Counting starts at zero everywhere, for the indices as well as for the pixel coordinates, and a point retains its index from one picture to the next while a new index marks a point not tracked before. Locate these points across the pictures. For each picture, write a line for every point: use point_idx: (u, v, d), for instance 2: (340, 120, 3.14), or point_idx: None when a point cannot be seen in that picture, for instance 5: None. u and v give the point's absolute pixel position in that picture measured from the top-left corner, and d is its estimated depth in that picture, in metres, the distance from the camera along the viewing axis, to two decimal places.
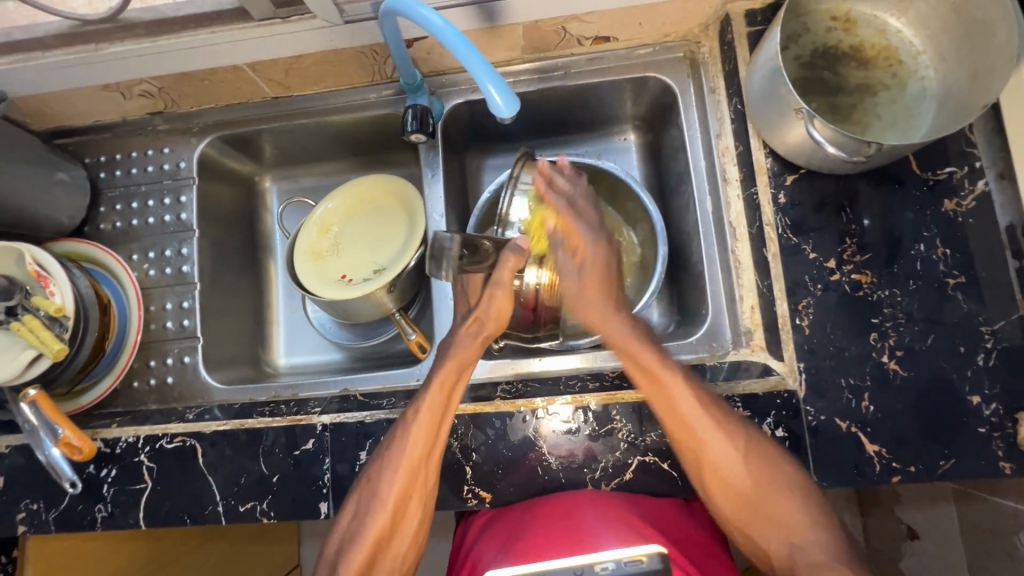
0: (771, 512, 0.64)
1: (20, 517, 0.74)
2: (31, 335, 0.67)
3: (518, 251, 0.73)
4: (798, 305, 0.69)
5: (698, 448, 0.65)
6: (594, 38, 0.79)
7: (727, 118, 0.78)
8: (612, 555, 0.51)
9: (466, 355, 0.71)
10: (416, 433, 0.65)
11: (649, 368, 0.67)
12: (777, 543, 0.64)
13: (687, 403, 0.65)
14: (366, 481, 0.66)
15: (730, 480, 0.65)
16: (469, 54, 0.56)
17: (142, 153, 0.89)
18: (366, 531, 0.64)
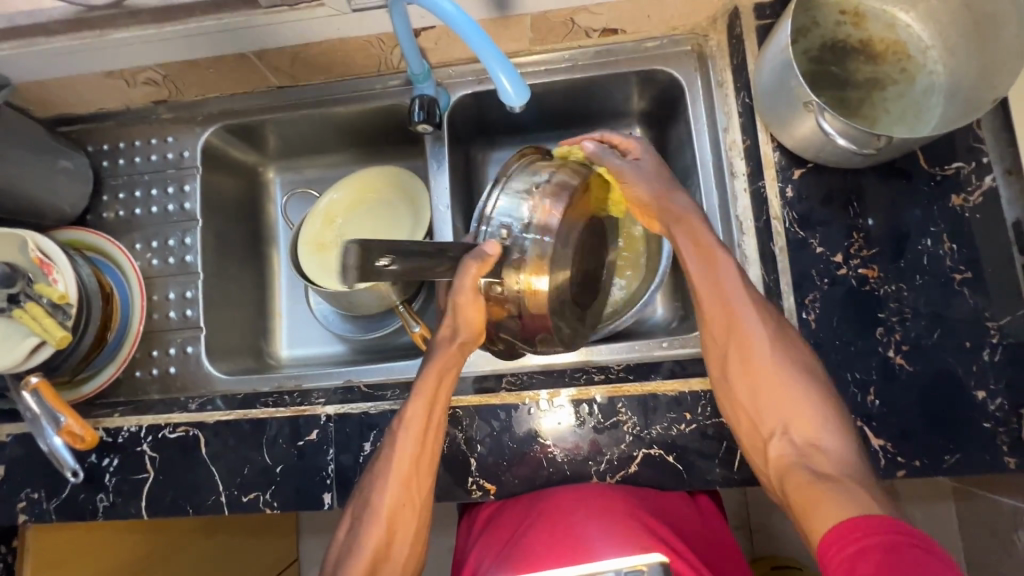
0: (778, 392, 0.60)
1: (21, 506, 0.73)
2: (34, 322, 0.67)
3: (482, 258, 0.62)
4: (805, 299, 0.69)
5: (732, 320, 0.64)
6: (602, 30, 0.79)
7: (734, 112, 0.78)
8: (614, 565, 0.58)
9: (448, 358, 0.68)
10: (413, 426, 0.65)
11: (699, 240, 0.67)
12: (780, 437, 0.59)
13: (737, 288, 0.65)
14: (358, 495, 0.65)
15: (755, 369, 0.62)
16: (481, 42, 0.56)
17: (146, 142, 0.88)
18: (363, 543, 0.62)
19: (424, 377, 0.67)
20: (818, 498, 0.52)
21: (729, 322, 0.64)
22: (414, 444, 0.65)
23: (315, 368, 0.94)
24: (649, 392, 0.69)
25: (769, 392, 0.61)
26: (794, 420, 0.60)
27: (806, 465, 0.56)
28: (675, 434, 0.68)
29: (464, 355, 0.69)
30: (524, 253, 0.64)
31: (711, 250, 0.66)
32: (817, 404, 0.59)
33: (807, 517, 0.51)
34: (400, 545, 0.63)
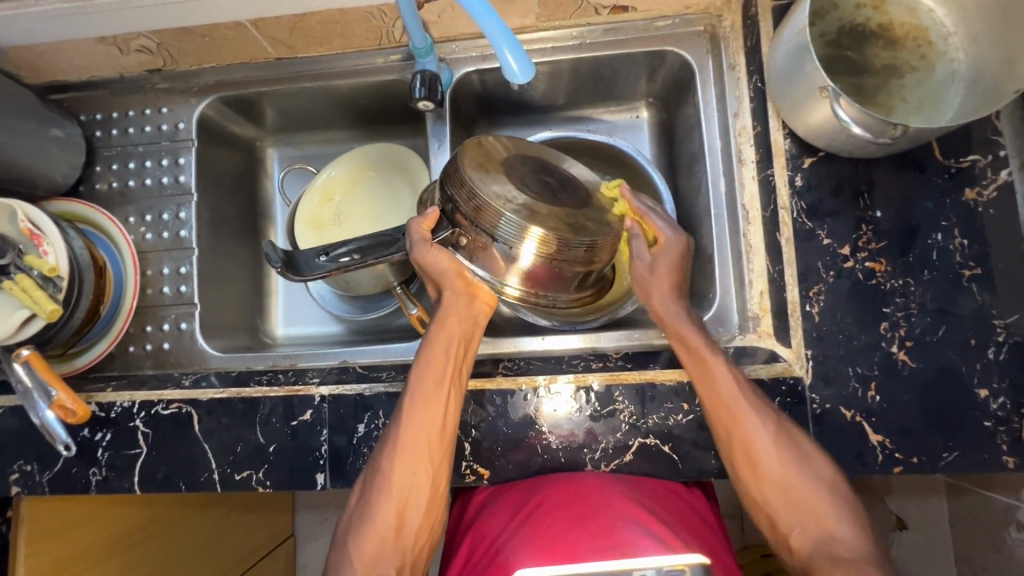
0: (798, 493, 0.60)
1: (13, 477, 0.73)
2: (24, 294, 0.66)
3: (423, 217, 0.65)
4: (809, 291, 0.68)
5: (733, 427, 0.62)
6: (612, 7, 0.76)
7: (745, 96, 0.75)
8: (654, 564, 0.57)
9: (448, 319, 0.66)
10: (423, 388, 0.64)
11: (692, 345, 0.66)
12: (800, 531, 0.59)
13: (734, 391, 0.63)
14: (371, 462, 0.65)
15: (765, 467, 0.61)
16: (485, 15, 0.53)
17: (139, 112, 0.86)
18: (373, 517, 0.61)
19: (432, 335, 0.66)
20: None
21: (731, 425, 0.62)
22: (427, 405, 0.64)
23: (311, 347, 0.93)
24: (648, 381, 0.69)
25: (784, 487, 0.60)
26: (807, 507, 0.59)
27: (824, 554, 0.57)
28: (672, 424, 0.68)
29: (467, 311, 0.67)
30: (458, 204, 0.62)
31: (704, 354, 0.65)
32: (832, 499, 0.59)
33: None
34: (415, 511, 0.62)
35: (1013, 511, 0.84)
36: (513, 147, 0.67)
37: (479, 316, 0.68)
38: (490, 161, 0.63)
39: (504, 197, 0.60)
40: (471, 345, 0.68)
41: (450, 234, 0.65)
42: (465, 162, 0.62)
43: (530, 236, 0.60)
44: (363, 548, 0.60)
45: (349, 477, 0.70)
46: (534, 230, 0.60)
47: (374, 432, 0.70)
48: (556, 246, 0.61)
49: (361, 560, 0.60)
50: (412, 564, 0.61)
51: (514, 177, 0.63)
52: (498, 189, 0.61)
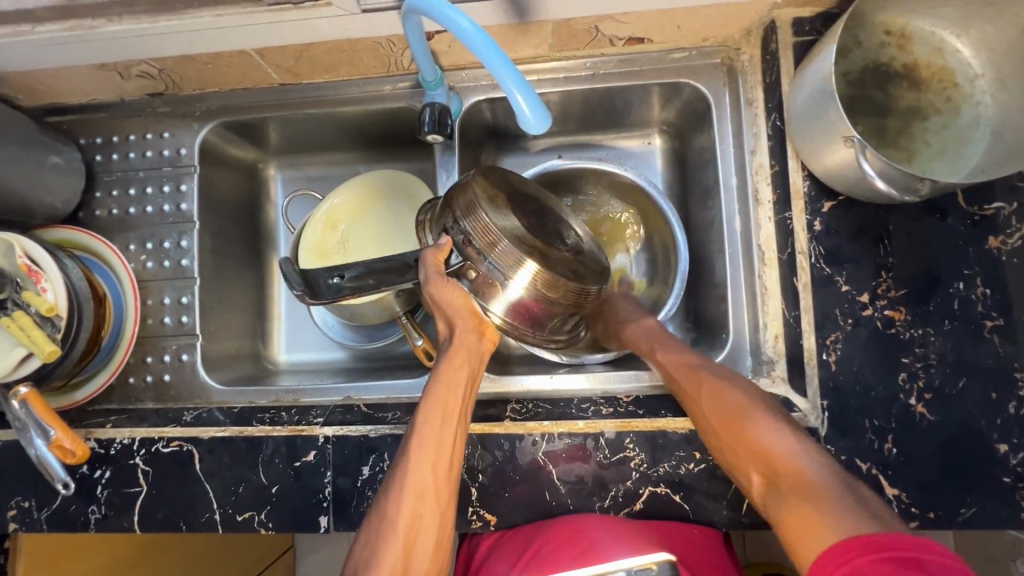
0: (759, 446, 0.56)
1: (11, 514, 0.72)
2: (21, 333, 0.64)
3: (438, 246, 0.59)
4: (826, 339, 0.66)
5: (693, 402, 0.64)
6: (627, 39, 0.74)
7: (763, 133, 0.73)
8: (625, 565, 0.64)
9: (456, 357, 0.63)
10: (427, 428, 0.61)
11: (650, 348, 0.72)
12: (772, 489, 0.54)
13: (682, 368, 0.67)
14: (374, 508, 0.61)
15: (720, 425, 0.60)
16: (500, 63, 0.51)
17: (141, 137, 0.84)
18: (380, 566, 0.56)
19: (440, 373, 0.62)
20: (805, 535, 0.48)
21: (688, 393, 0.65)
22: (434, 446, 0.60)
23: (314, 375, 0.91)
24: (659, 429, 0.67)
25: (741, 437, 0.58)
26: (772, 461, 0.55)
27: (784, 505, 0.52)
28: (683, 473, 0.66)
29: (472, 346, 0.64)
30: (470, 238, 0.59)
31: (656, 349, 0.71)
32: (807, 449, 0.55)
33: (801, 542, 0.48)
34: (421, 556, 0.58)
35: None
36: (520, 182, 0.66)
37: (483, 347, 0.65)
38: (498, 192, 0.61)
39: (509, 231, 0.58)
40: (474, 380, 0.65)
41: (461, 267, 0.61)
42: (481, 197, 0.59)
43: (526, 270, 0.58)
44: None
45: (353, 520, 0.68)
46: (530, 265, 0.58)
47: (379, 476, 0.69)
48: (552, 283, 0.59)
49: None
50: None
51: (524, 219, 0.62)
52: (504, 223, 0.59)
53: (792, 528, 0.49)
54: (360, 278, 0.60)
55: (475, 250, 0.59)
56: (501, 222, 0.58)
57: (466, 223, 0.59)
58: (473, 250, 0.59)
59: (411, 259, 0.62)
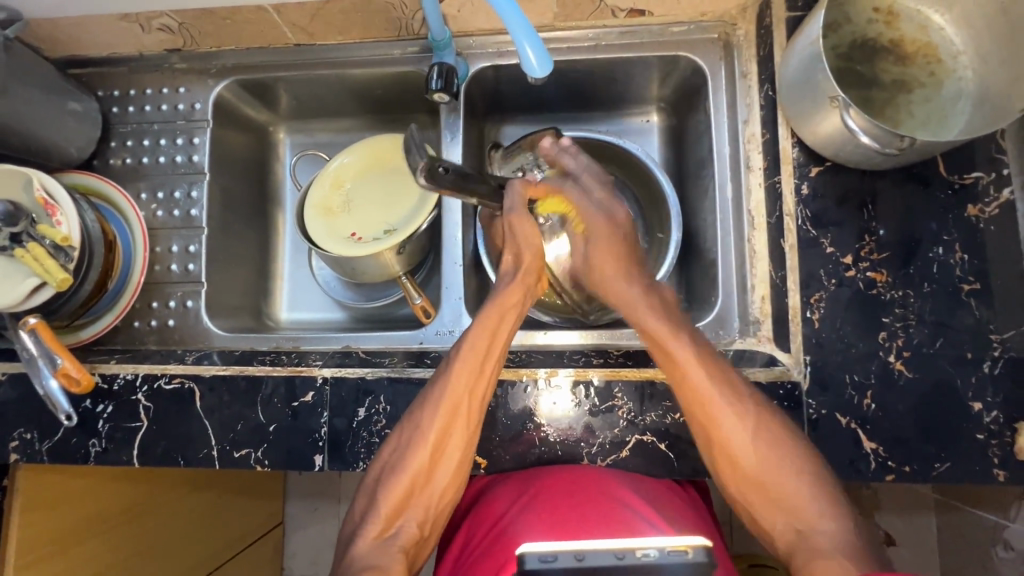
0: (782, 489, 0.60)
1: (12, 445, 0.73)
2: (35, 263, 0.67)
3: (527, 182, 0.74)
4: (810, 298, 0.69)
5: (710, 426, 0.63)
6: (629, 11, 0.77)
7: (756, 104, 0.76)
8: (656, 542, 0.45)
9: (512, 293, 0.71)
10: (471, 356, 0.66)
11: (652, 334, 0.68)
12: (784, 527, 0.60)
13: (702, 380, 0.63)
14: (407, 418, 0.67)
15: (739, 458, 0.62)
16: (508, 9, 0.54)
17: (157, 91, 0.87)
18: (407, 467, 0.64)
19: (495, 301, 0.70)
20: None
21: (702, 412, 0.63)
22: (473, 372, 0.66)
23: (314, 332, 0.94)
24: (647, 379, 0.69)
25: (759, 480, 0.61)
26: (793, 509, 0.60)
27: (804, 543, 0.58)
28: (669, 422, 0.69)
29: (527, 287, 0.72)
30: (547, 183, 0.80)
31: (664, 339, 0.66)
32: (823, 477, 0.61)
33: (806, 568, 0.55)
34: (444, 470, 0.65)
35: (1001, 529, 0.85)
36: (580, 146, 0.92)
37: (534, 292, 0.74)
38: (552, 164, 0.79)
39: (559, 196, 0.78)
40: (519, 320, 0.72)
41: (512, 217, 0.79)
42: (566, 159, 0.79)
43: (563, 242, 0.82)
44: (390, 497, 0.63)
45: (348, 460, 0.70)
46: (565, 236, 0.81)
47: (374, 417, 0.71)
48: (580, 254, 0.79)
49: (386, 511, 0.63)
50: (433, 518, 0.65)
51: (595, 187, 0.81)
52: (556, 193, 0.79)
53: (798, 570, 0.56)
54: (462, 176, 0.63)
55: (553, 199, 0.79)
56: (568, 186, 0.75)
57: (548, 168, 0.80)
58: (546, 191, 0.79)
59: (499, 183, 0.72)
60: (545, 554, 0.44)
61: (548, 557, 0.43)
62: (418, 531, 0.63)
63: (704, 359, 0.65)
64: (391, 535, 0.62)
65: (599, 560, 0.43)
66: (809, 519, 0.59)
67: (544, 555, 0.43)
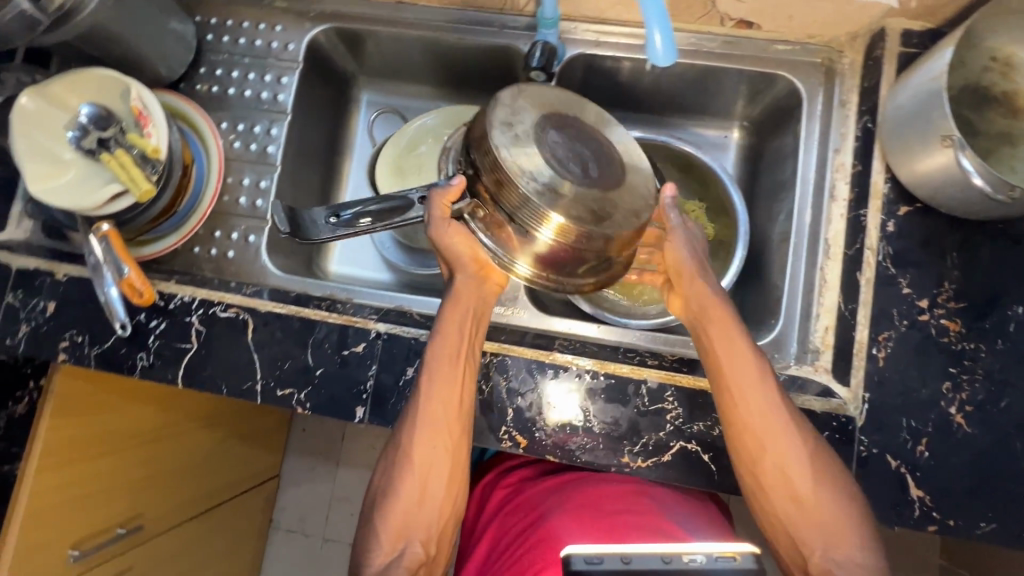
0: (827, 518, 0.60)
1: (63, 345, 0.74)
2: (122, 171, 0.68)
3: (448, 188, 0.60)
4: (878, 335, 0.68)
5: (766, 439, 0.62)
6: (737, 21, 0.77)
7: (851, 134, 0.75)
8: (704, 548, 0.50)
9: (461, 297, 0.68)
10: (437, 364, 0.66)
11: (730, 346, 0.64)
12: (818, 556, 0.60)
13: (769, 400, 0.62)
14: (391, 434, 0.68)
15: (789, 479, 0.61)
16: None
17: (253, 25, 0.87)
18: (400, 489, 0.65)
19: (446, 315, 0.67)
20: None
21: (763, 430, 0.62)
22: (443, 396, 0.66)
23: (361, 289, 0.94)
24: (701, 388, 0.69)
25: (802, 503, 0.61)
26: (833, 534, 0.59)
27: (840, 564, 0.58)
28: (716, 434, 0.68)
29: (478, 291, 0.70)
30: (482, 175, 0.58)
31: (743, 357, 0.64)
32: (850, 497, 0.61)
33: None
34: (435, 488, 0.66)
35: None
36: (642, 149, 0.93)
37: (489, 297, 0.71)
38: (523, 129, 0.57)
39: (523, 166, 0.56)
40: (478, 324, 0.70)
41: (466, 204, 0.62)
42: (496, 127, 0.57)
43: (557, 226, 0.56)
44: (388, 524, 0.65)
45: (389, 416, 0.70)
46: (557, 217, 0.56)
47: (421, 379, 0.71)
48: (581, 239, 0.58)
49: (387, 534, 0.64)
50: (436, 537, 0.66)
51: (548, 146, 0.58)
52: (525, 163, 0.56)
53: None
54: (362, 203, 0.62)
55: (489, 193, 0.59)
56: (507, 149, 0.56)
57: (481, 155, 0.57)
58: (484, 189, 0.59)
59: (419, 193, 0.63)
60: (592, 556, 0.48)
61: (594, 559, 0.48)
62: (423, 550, 0.65)
63: (771, 379, 0.63)
64: (398, 555, 0.64)
65: (644, 564, 0.48)
66: (845, 547, 0.59)
67: (590, 557, 0.48)
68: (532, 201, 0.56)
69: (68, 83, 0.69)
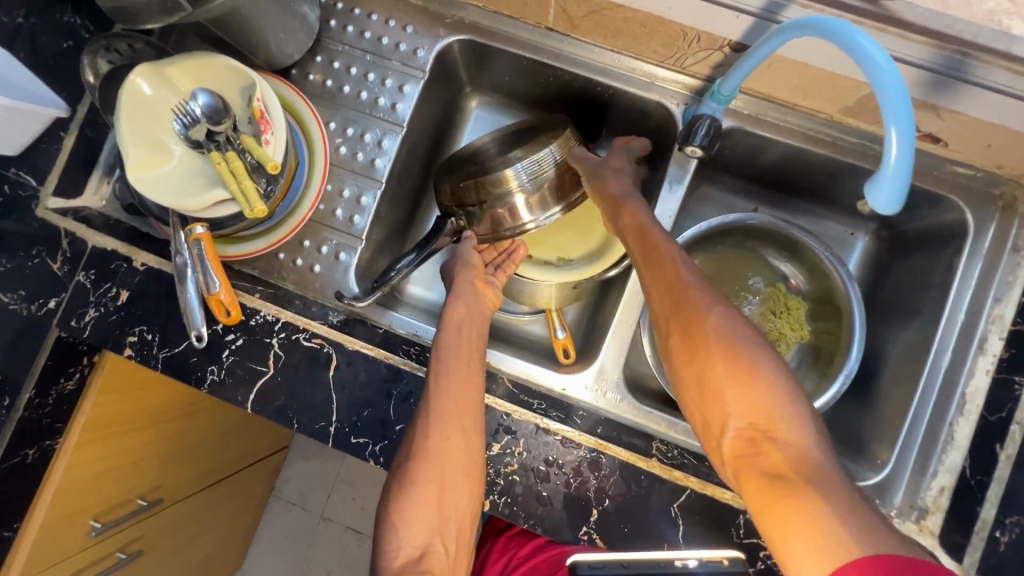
0: (742, 392, 0.52)
1: (131, 340, 0.69)
2: (233, 179, 0.61)
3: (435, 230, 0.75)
4: (1006, 517, 0.63)
5: (680, 314, 0.58)
6: (924, 134, 0.69)
7: (1018, 286, 0.68)
8: (695, 555, 0.61)
9: (460, 303, 0.72)
10: (447, 338, 0.68)
11: (649, 236, 0.64)
12: (735, 436, 0.52)
13: (682, 275, 0.60)
14: (407, 439, 0.63)
15: (699, 350, 0.56)
16: (901, 121, 0.46)
17: (382, 20, 0.79)
18: (413, 479, 0.60)
19: (450, 311, 0.71)
20: (784, 525, 0.45)
21: (672, 306, 0.59)
22: (458, 372, 0.64)
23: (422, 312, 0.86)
24: None
25: (709, 382, 0.55)
26: (752, 418, 0.51)
27: (758, 460, 0.49)
28: None
29: (479, 301, 0.74)
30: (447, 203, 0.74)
31: (659, 243, 0.63)
32: (781, 382, 0.52)
33: (773, 528, 0.46)
34: (454, 487, 0.60)
35: None
36: (717, 236, 0.87)
37: (485, 305, 0.75)
38: (456, 163, 0.75)
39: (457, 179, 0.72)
40: (483, 329, 0.72)
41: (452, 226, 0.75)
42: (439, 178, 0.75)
43: (515, 174, 0.68)
44: (405, 521, 0.58)
45: None
46: (502, 172, 0.68)
47: (506, 458, 0.67)
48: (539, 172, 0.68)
49: (406, 536, 0.58)
50: (454, 541, 0.60)
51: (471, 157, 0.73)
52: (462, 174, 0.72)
53: (763, 495, 0.47)
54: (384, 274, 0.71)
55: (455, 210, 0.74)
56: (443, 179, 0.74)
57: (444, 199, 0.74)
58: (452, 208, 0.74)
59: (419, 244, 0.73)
60: (596, 563, 0.59)
61: (595, 565, 0.59)
62: (444, 551, 0.59)
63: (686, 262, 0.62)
64: (414, 564, 0.57)
65: (641, 567, 0.60)
66: (775, 432, 0.50)
67: (593, 563, 0.59)
68: (487, 177, 0.68)
69: (188, 67, 0.62)
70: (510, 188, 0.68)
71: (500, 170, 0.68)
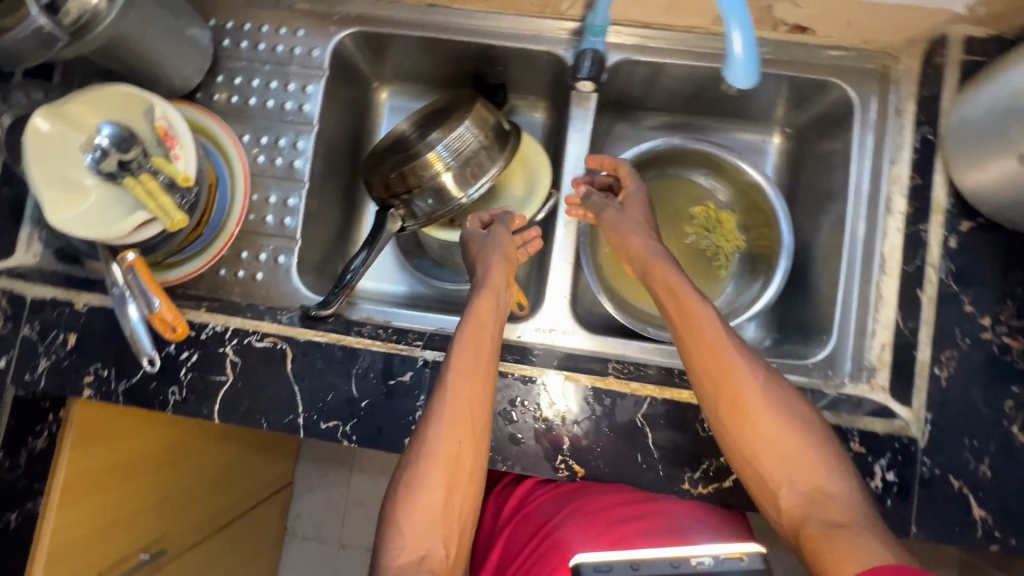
0: (792, 451, 0.58)
1: (87, 380, 0.70)
2: (150, 197, 0.63)
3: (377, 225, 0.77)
4: (940, 353, 0.67)
5: (720, 370, 0.61)
6: (791, 26, 0.74)
7: (907, 145, 0.73)
8: (710, 552, 0.54)
9: (484, 300, 0.70)
10: (460, 359, 0.64)
11: (677, 291, 0.67)
12: (788, 490, 0.57)
13: (715, 333, 0.63)
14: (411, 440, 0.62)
15: (748, 412, 0.60)
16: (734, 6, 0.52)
17: (274, 30, 0.82)
18: (420, 489, 0.59)
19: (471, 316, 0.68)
20: (841, 557, 0.50)
21: (711, 356, 0.62)
22: (471, 381, 0.62)
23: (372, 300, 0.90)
24: None
25: (761, 436, 0.59)
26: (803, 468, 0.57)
27: (816, 514, 0.55)
28: None
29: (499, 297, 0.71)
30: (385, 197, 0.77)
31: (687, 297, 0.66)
32: (811, 435, 0.59)
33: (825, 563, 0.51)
34: (461, 489, 0.60)
35: None
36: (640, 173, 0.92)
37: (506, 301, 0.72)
38: (382, 155, 0.78)
39: (387, 171, 0.75)
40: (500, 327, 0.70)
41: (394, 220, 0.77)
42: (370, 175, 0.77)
43: (438, 155, 0.72)
44: (411, 528, 0.58)
45: None
46: (427, 156, 0.73)
47: None
48: (460, 148, 0.73)
49: (410, 539, 0.58)
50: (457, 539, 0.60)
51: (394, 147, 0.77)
52: (389, 165, 0.75)
53: (818, 538, 0.53)
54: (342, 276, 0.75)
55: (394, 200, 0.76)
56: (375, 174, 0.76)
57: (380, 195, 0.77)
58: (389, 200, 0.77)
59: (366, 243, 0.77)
60: (601, 564, 0.54)
61: (602, 566, 0.54)
62: (445, 551, 0.58)
63: (716, 314, 0.65)
64: (419, 562, 0.57)
65: (653, 568, 0.53)
66: (823, 484, 0.57)
67: (599, 565, 0.54)
68: (413, 163, 0.73)
69: (86, 101, 0.64)
70: (438, 170, 0.73)
71: (423, 155, 0.72)
